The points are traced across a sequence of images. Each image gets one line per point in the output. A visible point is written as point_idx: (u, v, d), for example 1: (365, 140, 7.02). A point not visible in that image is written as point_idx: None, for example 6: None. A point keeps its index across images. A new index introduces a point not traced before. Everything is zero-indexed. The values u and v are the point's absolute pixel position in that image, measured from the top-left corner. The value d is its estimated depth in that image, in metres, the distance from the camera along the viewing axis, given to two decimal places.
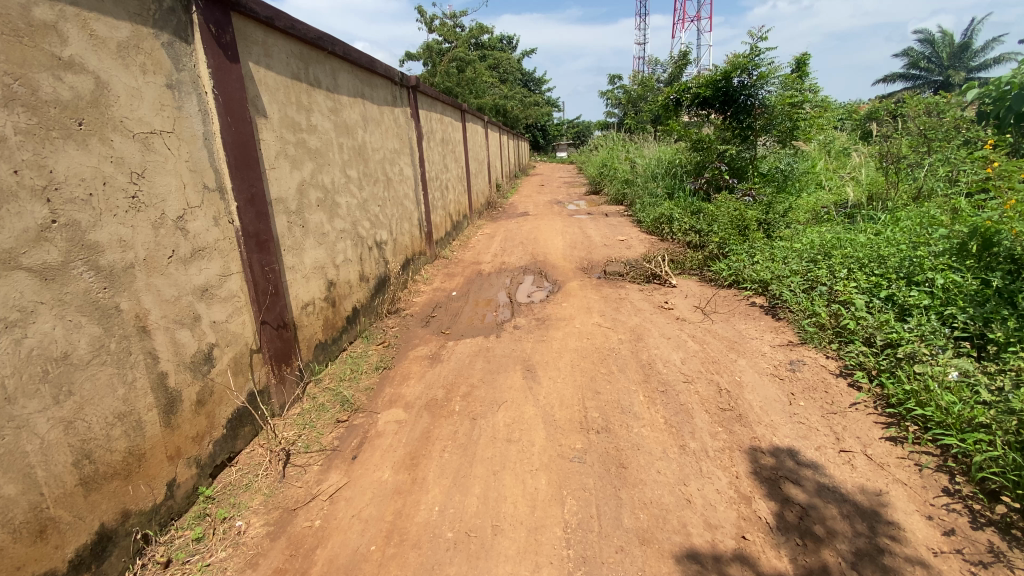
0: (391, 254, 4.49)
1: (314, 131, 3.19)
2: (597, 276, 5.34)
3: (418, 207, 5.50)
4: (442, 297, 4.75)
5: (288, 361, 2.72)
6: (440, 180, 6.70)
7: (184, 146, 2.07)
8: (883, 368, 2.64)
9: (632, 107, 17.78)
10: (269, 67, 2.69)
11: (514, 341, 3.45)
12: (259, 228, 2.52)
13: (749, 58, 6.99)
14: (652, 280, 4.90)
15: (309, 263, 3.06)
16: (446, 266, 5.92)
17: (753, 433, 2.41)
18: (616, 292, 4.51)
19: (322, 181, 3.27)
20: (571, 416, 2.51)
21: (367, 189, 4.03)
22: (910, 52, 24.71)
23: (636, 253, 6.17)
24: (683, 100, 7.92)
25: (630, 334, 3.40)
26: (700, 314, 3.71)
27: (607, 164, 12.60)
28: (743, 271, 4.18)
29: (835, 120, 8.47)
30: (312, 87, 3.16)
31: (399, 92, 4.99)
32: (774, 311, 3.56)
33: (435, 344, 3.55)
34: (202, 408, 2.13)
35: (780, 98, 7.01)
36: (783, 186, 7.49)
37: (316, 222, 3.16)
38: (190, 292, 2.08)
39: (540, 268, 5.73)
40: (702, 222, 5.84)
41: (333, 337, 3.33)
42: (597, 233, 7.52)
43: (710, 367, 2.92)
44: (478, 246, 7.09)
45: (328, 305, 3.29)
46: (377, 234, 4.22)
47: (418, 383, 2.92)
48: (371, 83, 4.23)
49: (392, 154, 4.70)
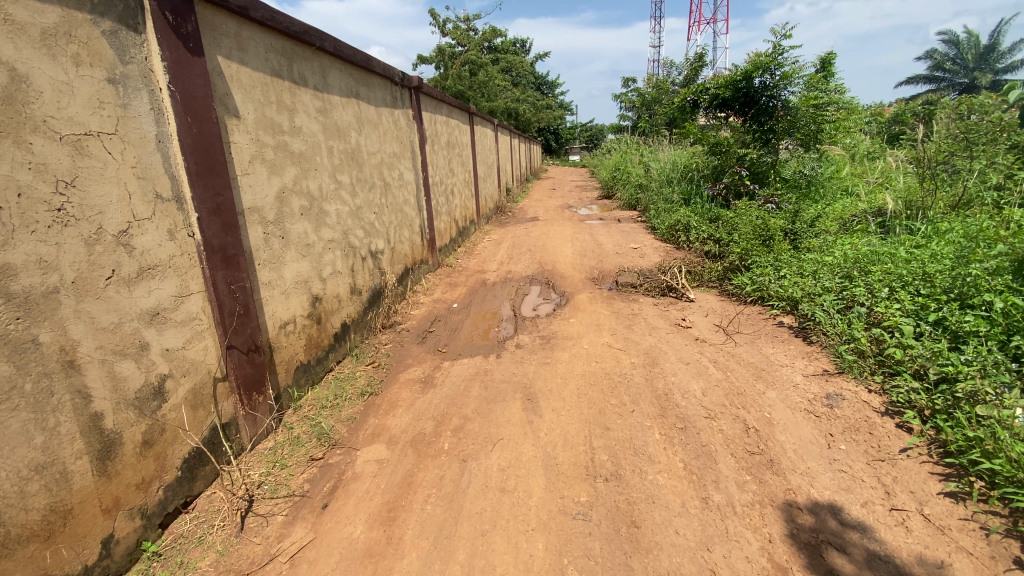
0: (387, 264, 4.21)
1: (298, 133, 2.93)
2: (609, 288, 5.01)
3: (420, 213, 5.22)
4: (443, 310, 4.46)
5: (261, 389, 2.44)
6: (445, 184, 6.42)
7: (130, 150, 1.82)
8: (938, 408, 2.27)
9: (646, 110, 17.38)
10: (243, 63, 2.44)
11: (516, 363, 3.14)
12: (226, 241, 2.25)
13: (771, 57, 6.63)
14: (668, 294, 4.56)
15: (290, 277, 2.80)
16: (449, 275, 5.63)
17: (787, 485, 2.07)
18: (628, 307, 4.17)
19: (307, 188, 3.00)
20: (576, 459, 2.19)
21: (361, 195, 3.76)
22: (934, 53, 23.92)
23: (650, 263, 5.82)
24: (701, 101, 7.65)
25: (644, 358, 3.06)
26: (722, 335, 3.36)
27: (621, 168, 12.24)
28: (768, 286, 3.82)
29: (860, 123, 8.03)
30: (296, 85, 2.90)
31: (400, 92, 4.73)
32: (805, 334, 3.21)
33: (429, 364, 3.26)
34: (149, 449, 1.87)
35: (804, 99, 6.63)
36: (808, 192, 7.07)
37: (299, 233, 2.89)
38: (136, 317, 1.83)
39: (548, 279, 5.41)
40: (721, 230, 5.48)
41: (317, 357, 3.05)
42: (610, 240, 7.18)
43: (736, 400, 2.58)
44: (483, 253, 6.79)
45: (313, 322, 3.02)
46: (373, 243, 3.95)
47: (406, 414, 2.62)
48: (368, 82, 3.97)
49: (391, 158, 4.44)
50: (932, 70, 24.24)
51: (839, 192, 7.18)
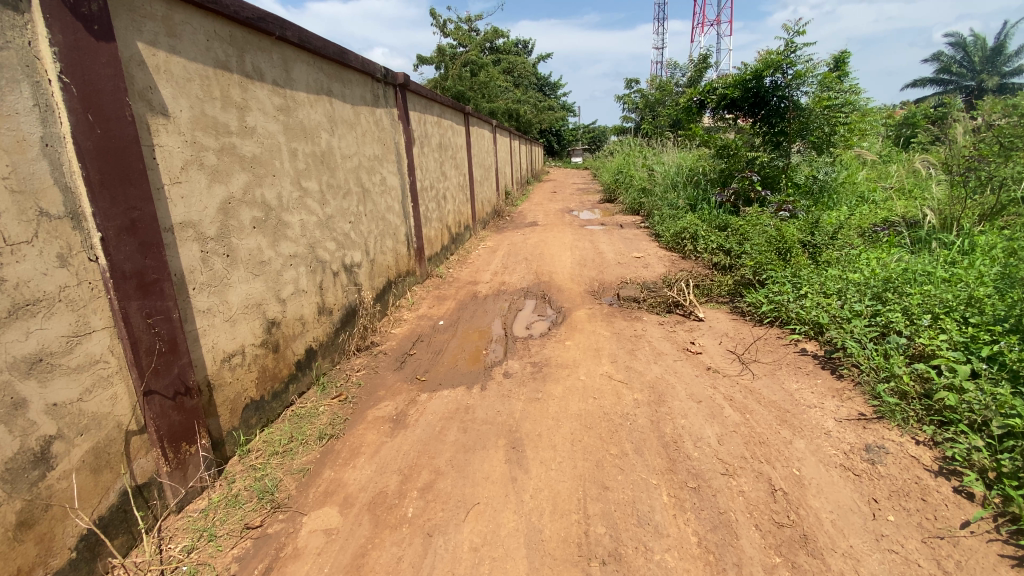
0: (365, 278, 3.82)
1: (251, 134, 2.54)
2: (609, 303, 4.61)
3: (406, 221, 4.84)
4: (427, 328, 4.06)
5: (190, 439, 2.06)
6: (436, 189, 6.03)
7: (1, 156, 1.45)
8: (1005, 471, 1.86)
9: (648, 113, 16.95)
10: (173, 51, 2.06)
11: (502, 397, 2.74)
12: (146, 265, 1.87)
13: (784, 54, 6.22)
14: (675, 310, 4.18)
15: (238, 301, 2.42)
16: (438, 287, 5.24)
17: (826, 571, 1.65)
18: (631, 327, 3.78)
19: (262, 197, 2.61)
20: (566, 533, 1.79)
21: (334, 204, 3.38)
22: (941, 55, 23.46)
23: (654, 274, 5.42)
24: (708, 102, 7.25)
25: (650, 392, 2.66)
26: (737, 365, 2.96)
27: (623, 171, 11.82)
28: (788, 306, 3.43)
29: (873, 125, 7.64)
30: (248, 79, 2.52)
31: (383, 90, 4.34)
32: (833, 365, 2.81)
33: (403, 397, 2.86)
34: (27, 532, 1.49)
35: (817, 100, 6.22)
36: (821, 199, 6.67)
37: (250, 250, 2.50)
38: (7, 368, 1.46)
39: (543, 291, 5.00)
40: (732, 240, 5.08)
41: (273, 391, 2.66)
42: (611, 248, 6.76)
43: (758, 452, 2.18)
44: (477, 262, 6.39)
45: (268, 352, 2.63)
46: (347, 256, 3.56)
47: (368, 465, 2.23)
48: (343, 78, 3.59)
49: (371, 161, 4.05)
50: (939, 72, 23.79)
51: (854, 198, 6.77)
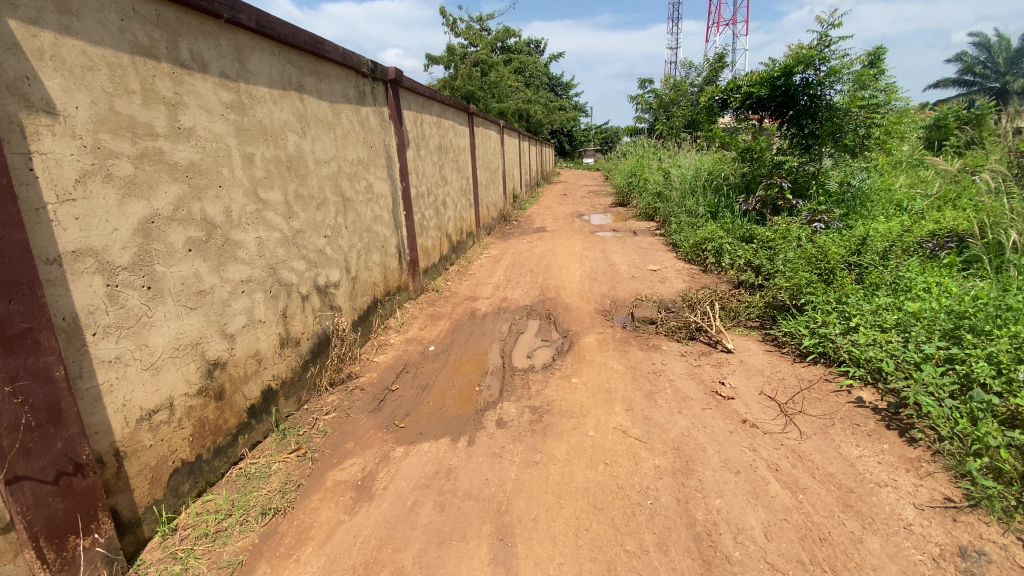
0: (344, 299, 3.35)
1: (187, 137, 2.09)
2: (623, 326, 4.09)
3: (398, 231, 4.37)
4: (415, 354, 3.58)
5: (82, 530, 1.60)
6: (435, 195, 5.56)
7: None
8: None
9: (662, 114, 16.30)
10: (66, 32, 1.61)
11: (493, 457, 2.25)
12: (13, 312, 1.40)
13: (817, 48, 5.65)
14: (698, 337, 3.67)
15: (164, 343, 1.97)
16: (433, 303, 4.76)
17: None
18: (648, 360, 3.26)
19: (202, 213, 2.16)
20: None
21: (305, 217, 2.92)
22: (965, 55, 22.56)
23: (673, 291, 4.89)
24: (731, 102, 6.65)
25: (674, 457, 2.15)
26: (779, 418, 2.44)
27: (637, 175, 11.26)
28: (836, 341, 2.89)
29: (911, 128, 7.02)
30: (182, 70, 2.07)
31: (371, 85, 3.88)
32: (901, 424, 2.29)
33: (374, 452, 2.39)
34: None
35: (853, 99, 5.65)
36: (854, 209, 6.06)
37: (182, 277, 2.05)
38: None
39: (549, 310, 4.50)
40: (761, 255, 4.54)
41: (212, 447, 2.21)
42: (624, 258, 6.23)
43: (818, 552, 1.67)
44: (479, 273, 5.90)
45: (206, 401, 2.18)
46: (322, 276, 3.09)
47: (314, 558, 1.76)
48: (319, 72, 3.13)
49: (355, 166, 3.58)
50: (964, 72, 22.86)
51: (892, 209, 6.12)
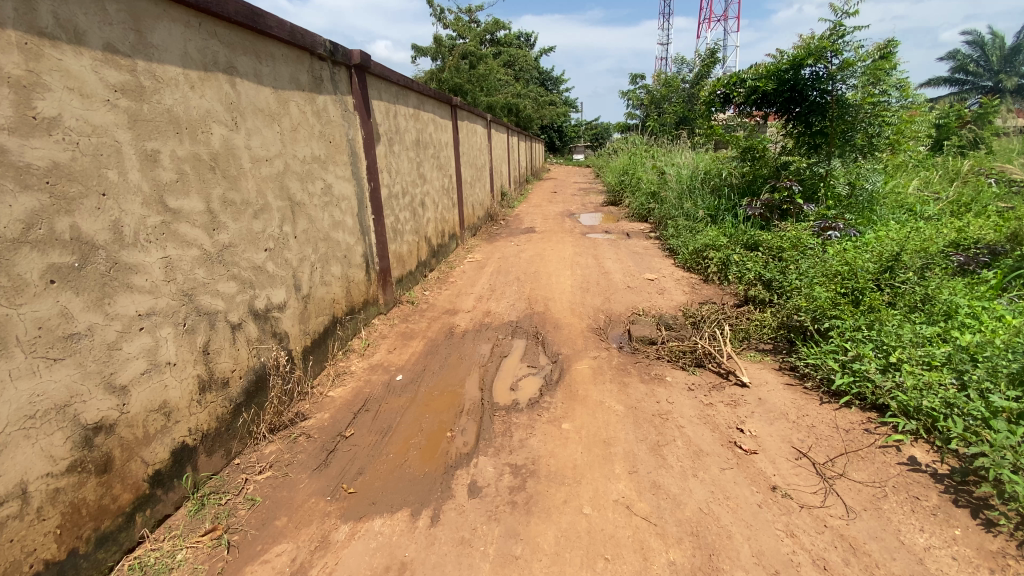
0: (292, 323, 2.82)
1: (51, 130, 1.56)
2: (620, 347, 3.61)
3: (364, 238, 3.83)
4: (379, 385, 3.06)
5: None
6: (411, 195, 5.02)
7: None
8: None
9: (655, 108, 15.45)
10: None
11: (460, 546, 1.76)
12: None
13: (829, 39, 5.20)
14: (706, 365, 3.20)
15: (9, 412, 1.44)
16: (407, 317, 4.23)
17: None
18: (651, 395, 2.79)
19: (75, 230, 1.63)
20: None
21: (236, 227, 2.39)
22: (958, 54, 22.38)
23: (673, 305, 4.41)
24: (733, 96, 6.21)
25: (693, 549, 1.68)
26: (819, 487, 1.98)
27: (630, 172, 10.78)
28: (876, 381, 2.44)
29: (924, 128, 6.61)
30: (43, 40, 1.54)
31: (330, 70, 3.34)
32: (971, 502, 1.85)
33: (311, 535, 1.89)
34: None
35: (866, 95, 5.21)
36: (865, 214, 5.63)
37: (40, 319, 1.52)
38: None
39: (536, 327, 4.00)
40: (772, 267, 4.08)
41: (93, 537, 1.69)
42: (618, 265, 5.74)
43: None
44: (460, 281, 5.38)
45: (82, 478, 1.65)
46: (261, 299, 2.57)
47: None
48: (259, 51, 2.59)
49: (308, 164, 3.04)
50: (954, 71, 22.64)
51: (906, 217, 5.69)
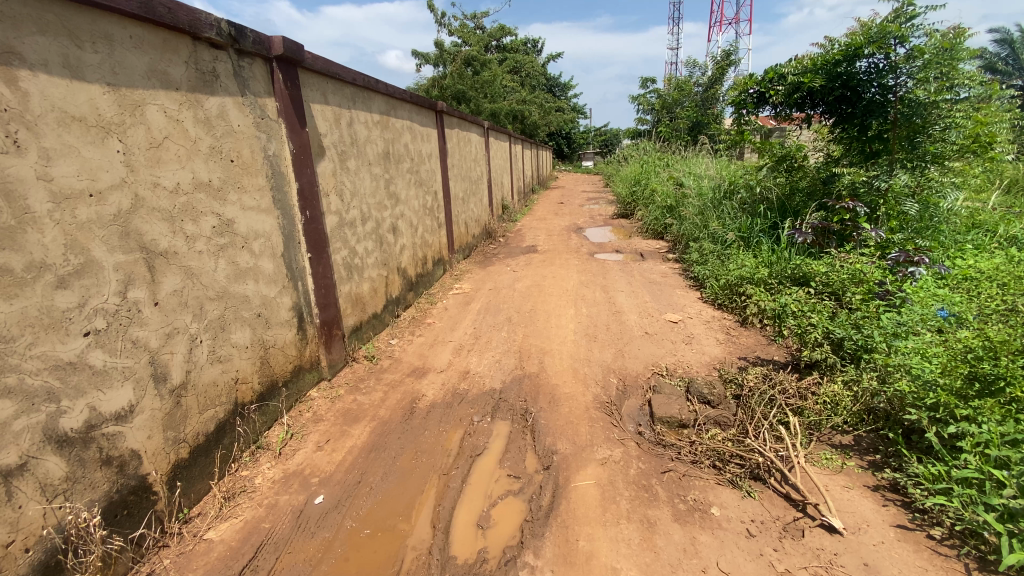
0: (147, 438, 1.88)
1: None
2: (638, 434, 2.61)
3: (297, 285, 2.89)
4: (288, 515, 2.10)
5: None
6: (377, 219, 4.08)
7: None
8: None
9: (665, 114, 14.50)
10: None
11: None
12: None
13: (896, 22, 4.15)
14: (767, 481, 2.19)
15: None
16: (359, 382, 3.29)
17: None
18: (690, 552, 1.79)
19: None
20: None
21: (10, 311, 1.46)
22: (985, 52, 21.12)
23: (705, 361, 3.41)
24: (770, 96, 5.25)
25: None
26: None
27: (642, 182, 9.77)
28: None
29: (1010, 133, 5.44)
30: None
31: (233, 60, 2.40)
32: None
33: None
34: None
35: (942, 91, 4.16)
36: (939, 239, 4.58)
37: None
38: None
39: (527, 399, 3.02)
40: (843, 317, 3.05)
41: None
42: (632, 300, 4.75)
43: None
44: (439, 324, 4.42)
45: None
46: (76, 415, 1.63)
47: None
48: (77, 28, 1.66)
49: (187, 194, 2.11)
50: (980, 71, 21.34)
51: (988, 241, 4.62)
